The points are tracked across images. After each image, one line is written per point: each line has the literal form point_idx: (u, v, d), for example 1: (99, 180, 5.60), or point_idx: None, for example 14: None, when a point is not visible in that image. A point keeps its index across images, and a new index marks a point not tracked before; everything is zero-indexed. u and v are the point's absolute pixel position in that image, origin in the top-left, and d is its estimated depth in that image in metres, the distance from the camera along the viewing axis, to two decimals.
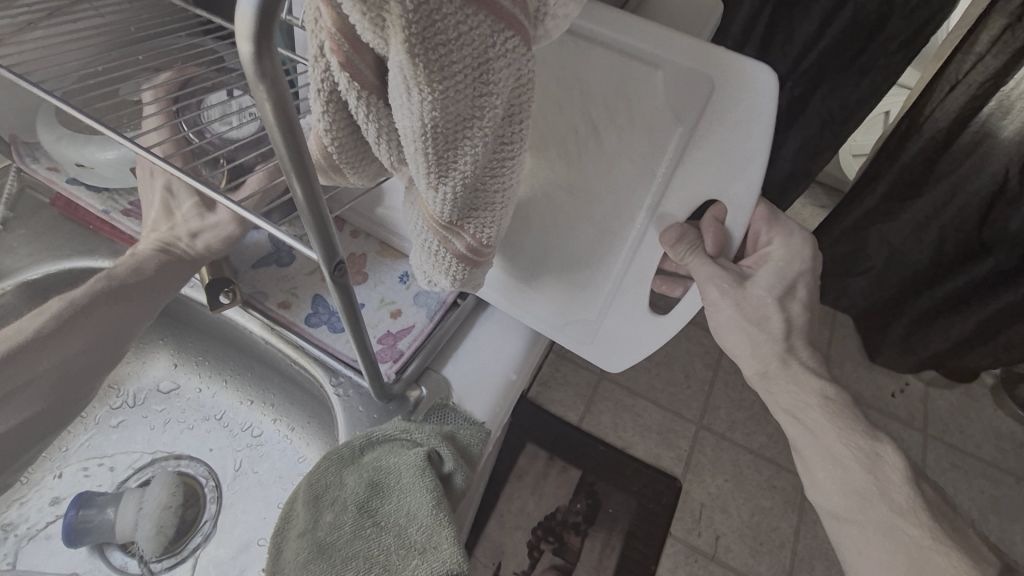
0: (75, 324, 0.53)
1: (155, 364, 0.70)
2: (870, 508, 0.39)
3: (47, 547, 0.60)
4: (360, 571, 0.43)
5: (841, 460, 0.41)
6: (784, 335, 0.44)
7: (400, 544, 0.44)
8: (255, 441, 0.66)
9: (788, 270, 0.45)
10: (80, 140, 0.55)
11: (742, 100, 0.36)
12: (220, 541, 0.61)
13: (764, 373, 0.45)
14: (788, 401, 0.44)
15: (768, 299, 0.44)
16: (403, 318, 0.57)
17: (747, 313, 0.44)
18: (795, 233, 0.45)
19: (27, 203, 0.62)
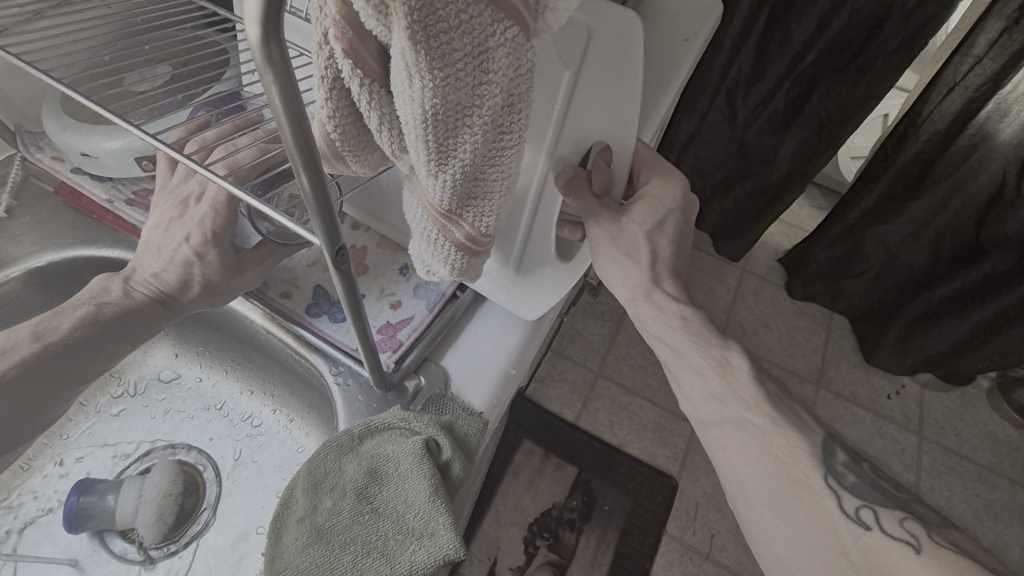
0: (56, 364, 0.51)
1: (155, 354, 0.70)
2: (730, 410, 0.42)
3: (48, 532, 0.60)
4: (358, 556, 0.44)
5: (702, 374, 0.45)
6: (650, 266, 0.48)
7: (398, 530, 0.45)
8: (254, 431, 0.67)
9: (661, 208, 0.47)
10: (85, 129, 0.55)
11: (622, 42, 0.34)
12: (220, 529, 0.61)
13: (634, 297, 0.48)
14: (655, 320, 0.47)
15: (640, 234, 0.47)
16: (402, 309, 0.58)
17: (618, 247, 0.46)
18: (670, 174, 0.48)
19: (31, 192, 0.63)
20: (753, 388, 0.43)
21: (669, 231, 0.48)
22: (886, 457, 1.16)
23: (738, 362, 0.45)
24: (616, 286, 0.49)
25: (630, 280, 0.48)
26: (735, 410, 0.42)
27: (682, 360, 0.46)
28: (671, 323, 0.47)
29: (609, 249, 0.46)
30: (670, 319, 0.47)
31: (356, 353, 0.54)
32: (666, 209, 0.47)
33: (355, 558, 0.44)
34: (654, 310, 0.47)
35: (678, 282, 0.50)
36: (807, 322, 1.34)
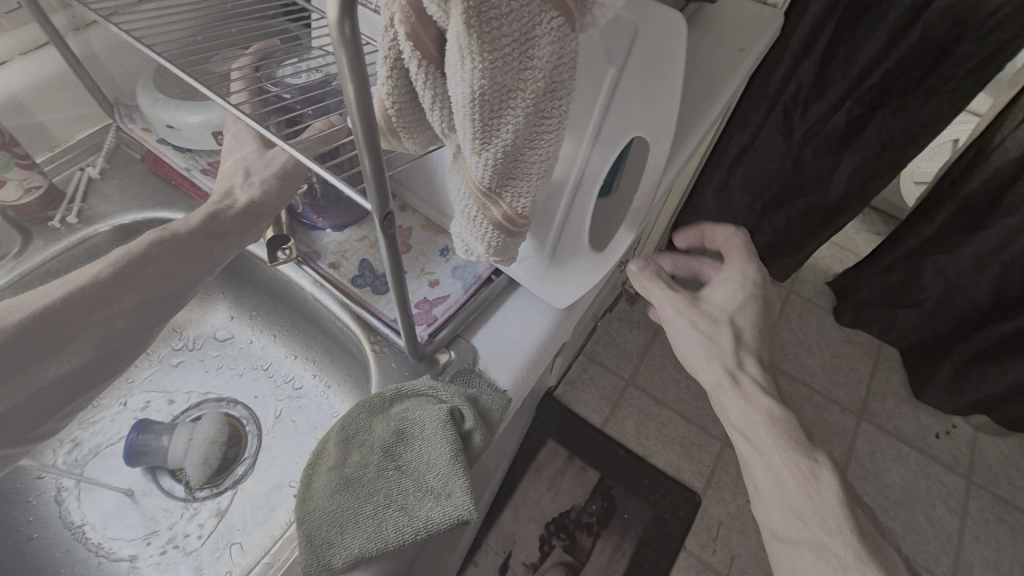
0: (135, 273, 0.46)
1: (213, 314, 0.76)
2: (806, 528, 0.37)
3: (109, 464, 0.66)
4: (380, 506, 0.47)
5: (783, 480, 0.38)
6: (734, 350, 0.44)
7: (418, 487, 0.48)
8: (295, 393, 0.72)
9: (738, 291, 0.46)
10: (172, 104, 0.61)
11: (665, 40, 0.37)
12: (257, 478, 0.66)
13: (713, 383, 0.44)
14: (737, 411, 0.42)
15: (723, 316, 0.45)
16: (439, 287, 0.61)
17: (687, 316, 0.46)
18: (750, 262, 0.48)
19: (121, 157, 0.70)
20: (840, 513, 0.37)
21: (754, 319, 0.45)
22: (927, 498, 1.11)
23: (828, 475, 0.38)
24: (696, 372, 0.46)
25: (707, 361, 0.44)
26: (812, 529, 0.36)
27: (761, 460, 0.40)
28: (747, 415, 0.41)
29: (680, 319, 0.46)
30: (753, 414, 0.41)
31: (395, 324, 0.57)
32: (745, 293, 0.46)
33: (376, 509, 0.47)
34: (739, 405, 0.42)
35: (766, 372, 0.44)
36: (853, 350, 1.30)
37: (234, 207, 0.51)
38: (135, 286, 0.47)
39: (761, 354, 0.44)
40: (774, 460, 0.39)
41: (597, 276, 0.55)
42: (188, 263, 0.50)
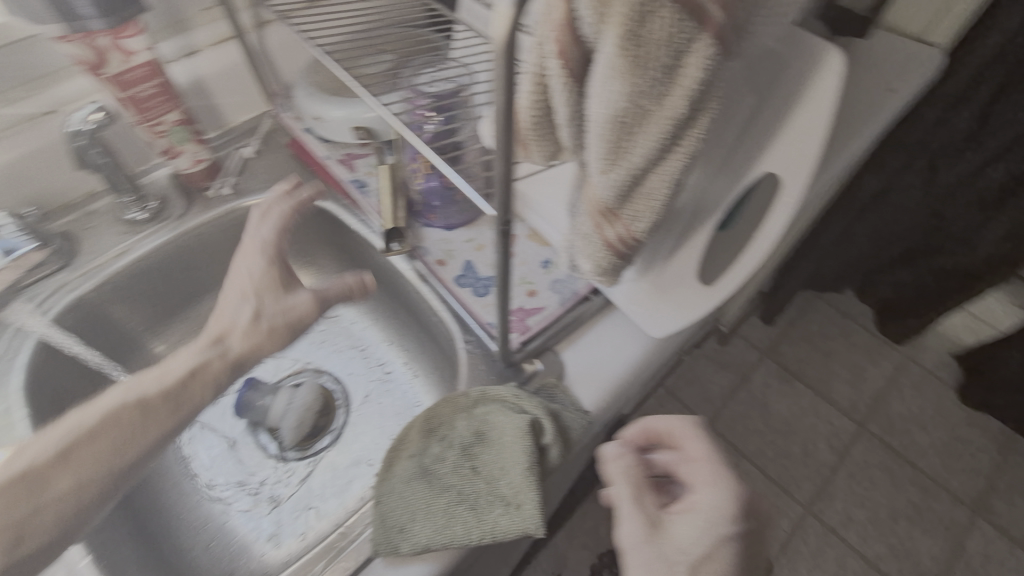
0: (76, 450, 0.43)
1: (324, 292, 0.82)
2: None
3: (218, 412, 0.73)
4: (452, 503, 0.48)
5: None
6: None
7: (490, 492, 0.48)
8: (385, 376, 0.76)
9: (697, 490, 0.40)
10: (320, 99, 0.68)
11: (815, 72, 0.37)
12: (340, 451, 0.70)
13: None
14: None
15: (692, 561, 0.38)
16: (538, 298, 0.62)
17: (665, 531, 0.39)
18: (718, 491, 0.39)
19: (274, 141, 0.77)
20: None
21: (728, 533, 0.38)
22: None
23: None
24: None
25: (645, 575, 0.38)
26: None
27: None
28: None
29: (625, 527, 0.40)
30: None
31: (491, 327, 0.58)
32: (726, 504, 0.38)
33: (447, 505, 0.48)
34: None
35: None
36: (969, 433, 1.20)
37: (226, 352, 0.50)
38: (78, 464, 0.43)
39: (727, 564, 0.38)
40: None
41: (702, 309, 0.52)
42: (148, 425, 0.46)
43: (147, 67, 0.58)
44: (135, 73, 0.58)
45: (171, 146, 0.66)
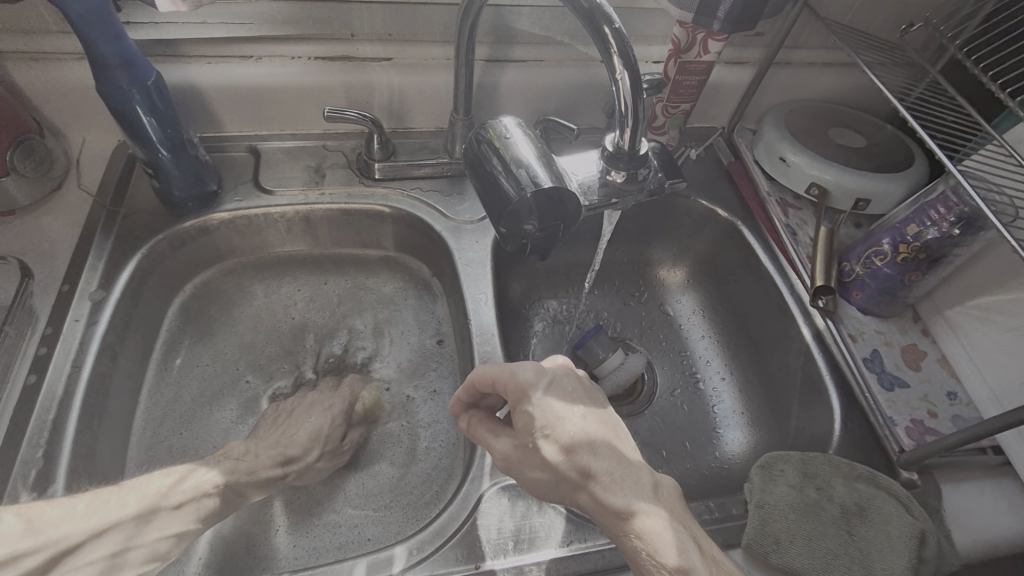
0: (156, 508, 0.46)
1: (675, 292, 0.88)
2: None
3: (555, 335, 0.83)
4: (822, 551, 0.50)
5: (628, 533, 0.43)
6: (575, 466, 0.45)
7: (862, 565, 0.49)
8: (696, 389, 0.81)
9: (545, 395, 0.47)
10: (788, 141, 0.76)
11: None
12: (637, 426, 0.77)
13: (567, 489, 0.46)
14: (600, 511, 0.44)
15: (559, 460, 0.46)
16: (936, 421, 0.60)
17: (511, 454, 0.48)
18: (550, 404, 0.47)
19: (713, 153, 0.86)
20: None
21: (597, 429, 0.47)
22: None
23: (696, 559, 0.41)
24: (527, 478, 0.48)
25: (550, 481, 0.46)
26: None
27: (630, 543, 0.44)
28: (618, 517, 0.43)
29: (501, 441, 0.48)
30: (611, 514, 0.44)
31: (887, 418, 0.59)
32: (550, 395, 0.48)
33: (826, 551, 0.50)
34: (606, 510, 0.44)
35: (625, 483, 0.44)
36: None
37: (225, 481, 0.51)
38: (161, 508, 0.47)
39: (608, 449, 0.46)
40: (628, 533, 0.43)
41: None
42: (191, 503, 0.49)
43: (706, 66, 0.70)
44: (696, 66, 0.70)
45: (664, 126, 0.78)
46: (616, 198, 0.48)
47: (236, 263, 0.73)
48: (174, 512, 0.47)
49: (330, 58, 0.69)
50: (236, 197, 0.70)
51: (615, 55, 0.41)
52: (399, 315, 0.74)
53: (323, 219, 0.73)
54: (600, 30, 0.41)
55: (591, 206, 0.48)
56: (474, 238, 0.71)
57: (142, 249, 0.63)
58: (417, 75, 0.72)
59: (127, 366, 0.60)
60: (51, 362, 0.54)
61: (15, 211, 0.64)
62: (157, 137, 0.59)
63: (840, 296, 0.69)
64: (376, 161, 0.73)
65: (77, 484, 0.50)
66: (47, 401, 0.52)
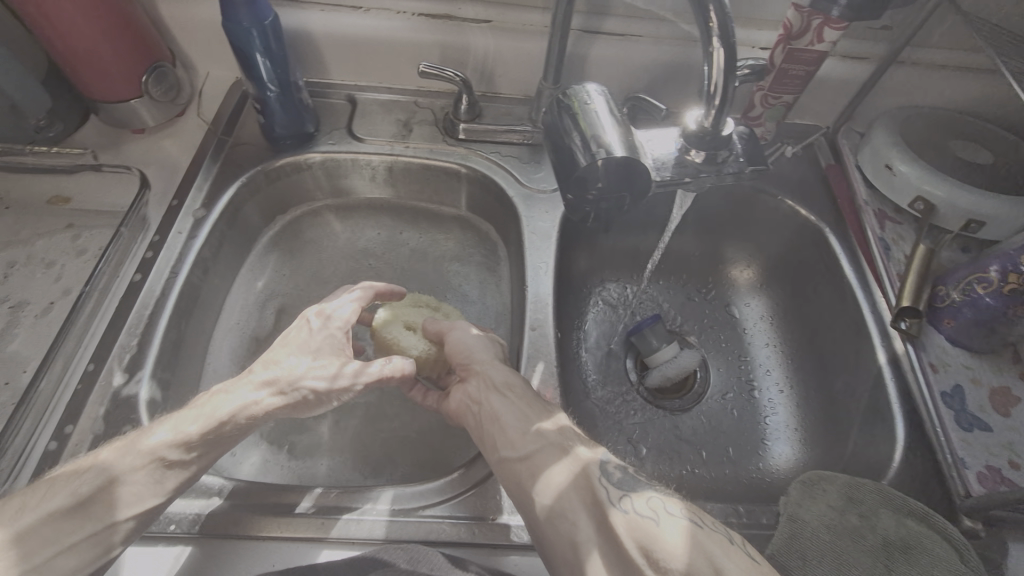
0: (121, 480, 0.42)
1: (745, 293, 0.85)
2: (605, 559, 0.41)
3: (610, 319, 0.83)
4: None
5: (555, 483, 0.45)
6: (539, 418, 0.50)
7: None
8: (750, 396, 0.77)
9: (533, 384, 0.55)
10: (899, 147, 0.70)
11: None
12: (680, 422, 0.76)
13: (535, 450, 0.47)
14: (540, 454, 0.47)
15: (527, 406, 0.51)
16: (1017, 472, 0.54)
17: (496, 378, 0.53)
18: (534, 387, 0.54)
19: (811, 153, 0.81)
20: None
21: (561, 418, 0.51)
22: None
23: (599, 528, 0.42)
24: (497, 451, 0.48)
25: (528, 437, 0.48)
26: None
27: (573, 530, 0.43)
28: (580, 484, 0.45)
29: (499, 402, 0.51)
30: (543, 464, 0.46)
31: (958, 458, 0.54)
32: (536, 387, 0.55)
33: None
34: (567, 475, 0.45)
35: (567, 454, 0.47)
36: None
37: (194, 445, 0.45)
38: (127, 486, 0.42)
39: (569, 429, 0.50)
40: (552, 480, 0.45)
41: None
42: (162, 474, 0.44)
43: (818, 56, 0.65)
44: (806, 55, 0.65)
45: (761, 116, 0.74)
46: (691, 178, 0.46)
47: (321, 203, 0.79)
48: (112, 496, 0.41)
49: (433, 16, 0.72)
50: (329, 140, 0.75)
51: (714, 31, 0.39)
52: (461, 274, 0.76)
53: (404, 171, 0.76)
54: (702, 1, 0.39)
55: (663, 183, 0.47)
56: (544, 208, 0.72)
57: (243, 178, 0.69)
58: (513, 41, 0.72)
59: (216, 281, 0.66)
60: (154, 265, 0.60)
61: (144, 129, 0.72)
62: (267, 75, 0.64)
63: (928, 320, 0.64)
64: (461, 121, 0.75)
65: (161, 375, 0.56)
66: (146, 298, 0.58)
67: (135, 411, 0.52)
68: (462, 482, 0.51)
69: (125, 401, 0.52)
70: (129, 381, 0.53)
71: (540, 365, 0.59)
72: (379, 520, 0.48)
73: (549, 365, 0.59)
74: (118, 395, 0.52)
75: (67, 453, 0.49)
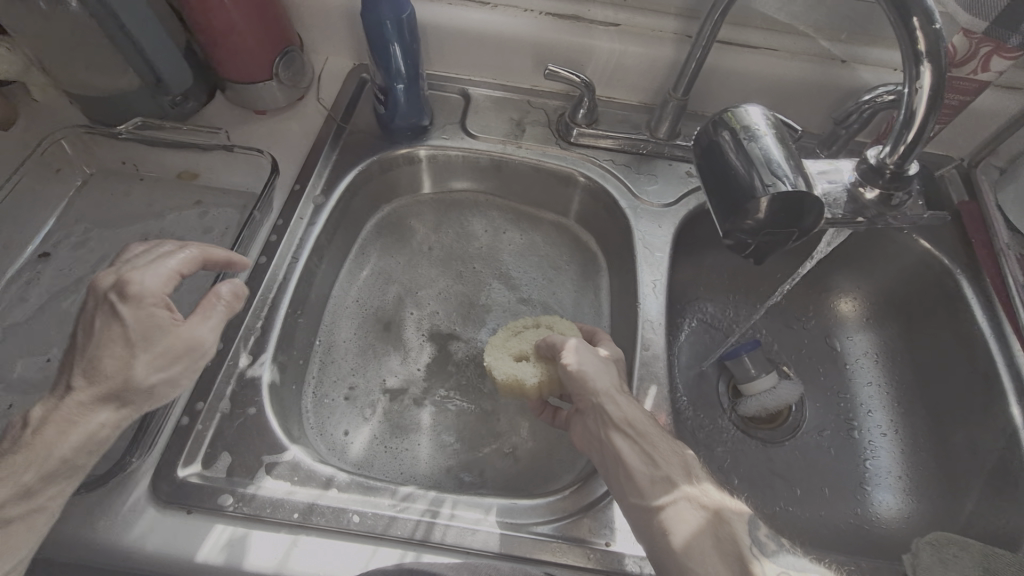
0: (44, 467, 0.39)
1: (852, 327, 0.80)
2: None
3: (704, 340, 0.80)
4: None
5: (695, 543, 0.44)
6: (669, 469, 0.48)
7: None
8: (851, 436, 0.73)
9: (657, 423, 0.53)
10: None
11: None
12: (773, 455, 0.73)
13: (670, 504, 0.46)
14: (678, 513, 0.46)
15: (657, 455, 0.49)
16: None
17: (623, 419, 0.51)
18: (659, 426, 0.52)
19: (942, 186, 0.76)
20: None
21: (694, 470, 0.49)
22: None
23: None
24: (624, 494, 0.48)
25: (660, 489, 0.47)
26: None
27: None
28: (724, 548, 0.44)
29: (624, 444, 0.49)
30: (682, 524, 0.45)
31: None
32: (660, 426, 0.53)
33: None
34: (708, 534, 0.45)
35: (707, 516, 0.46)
36: None
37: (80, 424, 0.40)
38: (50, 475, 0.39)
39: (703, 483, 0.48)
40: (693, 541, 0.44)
41: None
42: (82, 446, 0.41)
43: (979, 85, 0.61)
44: (966, 84, 0.61)
45: None
46: (864, 217, 0.44)
47: (424, 196, 0.79)
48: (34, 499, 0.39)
49: (561, 16, 0.71)
50: (442, 134, 0.74)
51: (928, 66, 0.37)
52: (559, 280, 0.75)
53: (512, 172, 0.75)
54: (914, 32, 0.37)
55: (833, 220, 0.44)
56: (656, 222, 0.69)
57: (360, 167, 0.70)
58: (640, 45, 0.70)
59: (327, 267, 0.67)
60: (278, 249, 0.61)
61: (266, 111, 0.73)
62: (400, 68, 0.64)
63: None
64: (578, 125, 0.73)
65: (280, 358, 0.57)
66: (270, 281, 0.59)
67: (258, 393, 0.53)
68: (570, 504, 0.50)
69: (249, 383, 0.53)
70: (253, 363, 0.54)
71: (652, 388, 0.57)
72: (507, 535, 0.47)
73: (662, 389, 0.57)
74: (243, 376, 0.53)
75: (196, 429, 0.50)
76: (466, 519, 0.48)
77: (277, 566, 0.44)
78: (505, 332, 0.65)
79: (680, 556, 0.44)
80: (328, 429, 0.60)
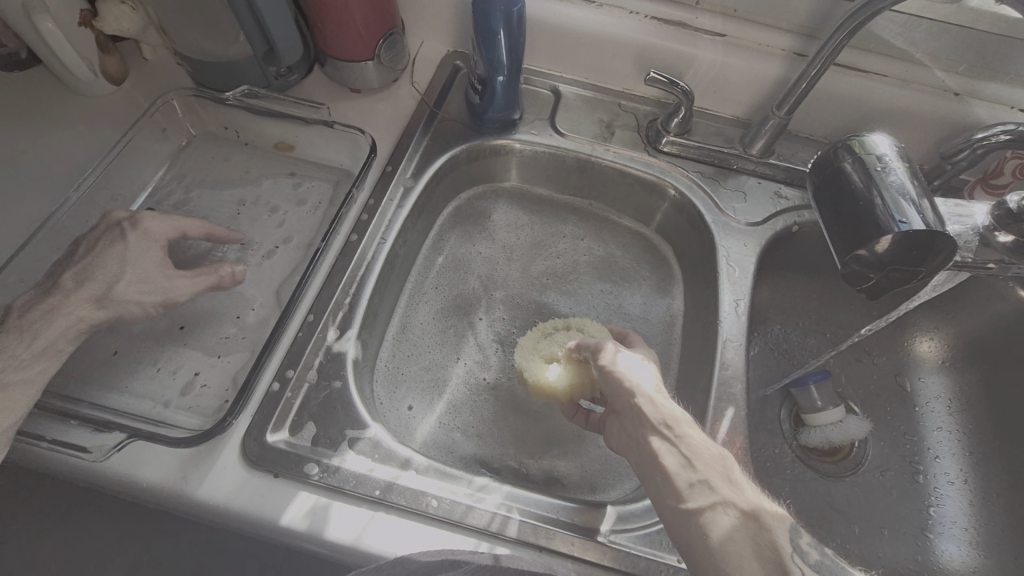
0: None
1: (926, 369, 0.77)
2: None
3: (770, 364, 0.79)
4: None
5: (735, 552, 0.41)
6: (708, 472, 0.46)
7: None
8: (917, 480, 0.71)
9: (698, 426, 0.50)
10: None
11: None
12: (832, 489, 0.71)
13: (708, 507, 0.44)
14: (716, 515, 0.43)
15: (692, 458, 0.47)
16: None
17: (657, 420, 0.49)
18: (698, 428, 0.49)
19: None
20: None
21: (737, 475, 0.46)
22: None
23: None
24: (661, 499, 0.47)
25: (697, 491, 0.45)
26: None
27: None
28: (763, 554, 0.41)
29: (663, 447, 0.48)
30: (722, 528, 0.42)
31: None
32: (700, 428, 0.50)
33: None
34: (746, 538, 0.42)
35: (748, 519, 0.43)
36: None
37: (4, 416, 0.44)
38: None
39: (746, 488, 0.45)
40: (732, 545, 0.41)
41: None
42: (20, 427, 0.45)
43: None
44: None
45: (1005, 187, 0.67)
46: (996, 263, 0.42)
47: (504, 190, 0.79)
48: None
49: (666, 21, 0.70)
50: (531, 129, 0.74)
51: None
52: (631, 287, 0.74)
53: (597, 173, 0.74)
54: None
55: (960, 263, 0.43)
56: (742, 240, 0.68)
57: (449, 154, 0.70)
58: (746, 58, 0.68)
59: (409, 251, 0.68)
60: (369, 228, 0.62)
61: (360, 90, 0.74)
62: (502, 59, 0.63)
63: None
64: (669, 133, 0.72)
65: (363, 336, 0.58)
66: (359, 260, 0.60)
67: (344, 368, 0.54)
68: (640, 517, 0.49)
69: (335, 357, 0.54)
70: (340, 338, 0.55)
71: (729, 410, 0.57)
72: (581, 538, 0.48)
73: (739, 411, 0.57)
74: (331, 350, 0.54)
75: (285, 397, 0.51)
76: (540, 517, 0.48)
77: (356, 541, 0.45)
78: (536, 333, 0.66)
79: (718, 560, 0.41)
80: (396, 408, 0.61)
